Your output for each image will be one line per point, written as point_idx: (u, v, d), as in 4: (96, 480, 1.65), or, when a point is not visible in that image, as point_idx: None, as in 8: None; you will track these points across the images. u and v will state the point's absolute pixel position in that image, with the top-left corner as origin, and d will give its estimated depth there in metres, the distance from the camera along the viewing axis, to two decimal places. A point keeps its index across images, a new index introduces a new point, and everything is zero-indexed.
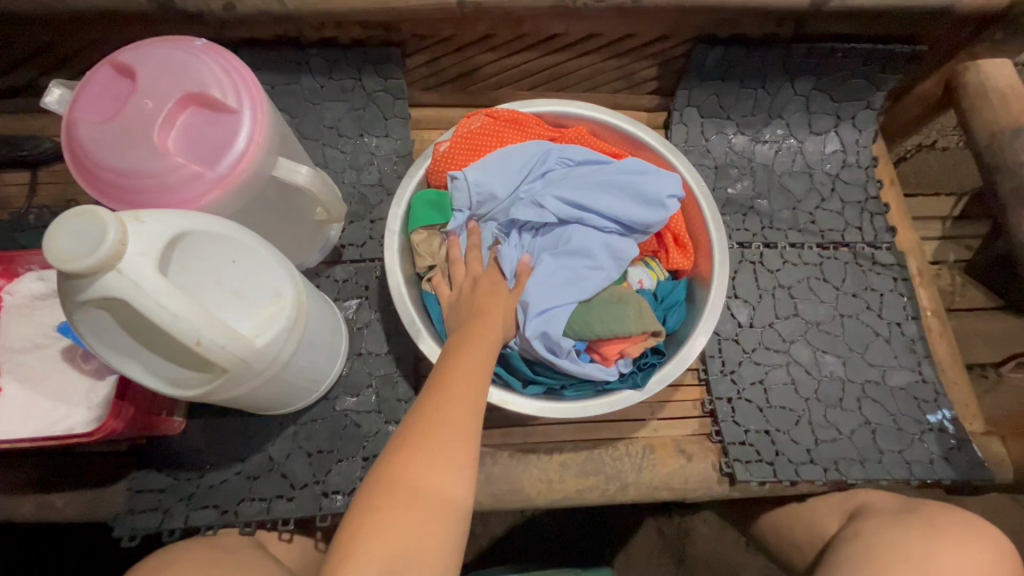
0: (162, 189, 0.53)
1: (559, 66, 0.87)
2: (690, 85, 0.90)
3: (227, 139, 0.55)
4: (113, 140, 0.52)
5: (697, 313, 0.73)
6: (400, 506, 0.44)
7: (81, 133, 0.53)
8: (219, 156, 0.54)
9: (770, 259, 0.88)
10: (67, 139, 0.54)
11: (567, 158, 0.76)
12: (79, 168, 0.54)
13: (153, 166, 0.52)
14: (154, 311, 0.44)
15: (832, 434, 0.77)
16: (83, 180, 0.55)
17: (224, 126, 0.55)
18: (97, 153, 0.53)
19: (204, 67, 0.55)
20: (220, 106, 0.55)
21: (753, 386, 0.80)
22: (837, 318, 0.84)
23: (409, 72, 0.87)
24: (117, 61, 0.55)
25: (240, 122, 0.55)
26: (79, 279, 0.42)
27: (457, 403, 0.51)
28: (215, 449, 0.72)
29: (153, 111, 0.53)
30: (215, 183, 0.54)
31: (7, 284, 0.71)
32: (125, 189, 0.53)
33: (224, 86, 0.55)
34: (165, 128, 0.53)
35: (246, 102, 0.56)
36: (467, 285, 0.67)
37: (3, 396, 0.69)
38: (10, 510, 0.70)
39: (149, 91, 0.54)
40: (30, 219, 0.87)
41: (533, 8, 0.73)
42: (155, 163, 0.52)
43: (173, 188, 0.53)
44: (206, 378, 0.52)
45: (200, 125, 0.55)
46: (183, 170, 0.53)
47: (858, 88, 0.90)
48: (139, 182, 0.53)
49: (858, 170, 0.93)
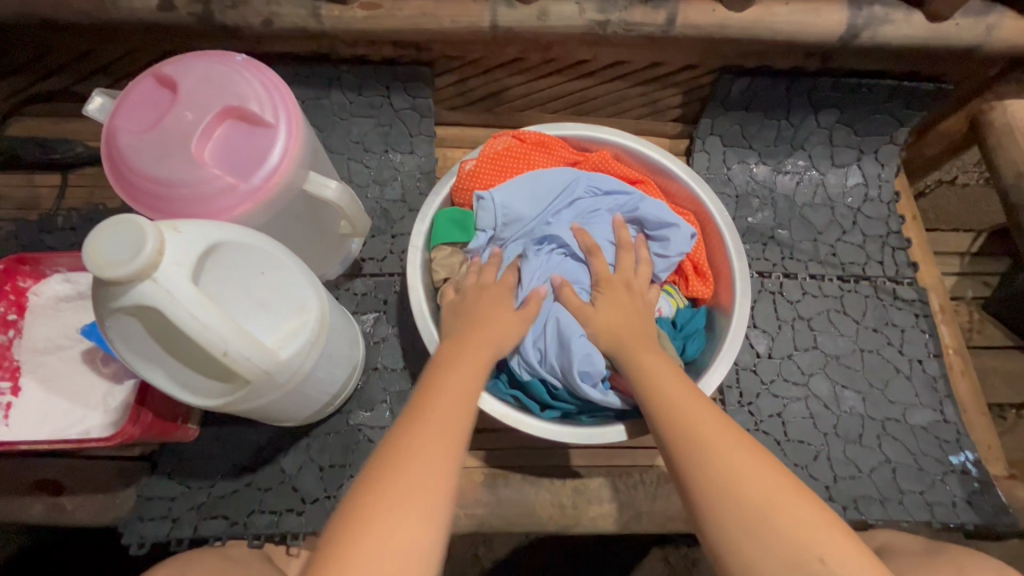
0: (196, 199, 0.54)
1: (585, 91, 0.89)
2: (713, 114, 0.90)
3: (261, 152, 0.56)
4: (152, 150, 0.54)
5: (717, 342, 0.73)
6: (386, 518, 0.42)
7: (120, 142, 0.54)
8: (252, 169, 0.55)
9: (790, 290, 0.87)
10: (106, 146, 0.56)
11: (595, 186, 0.78)
12: (116, 176, 0.55)
13: (189, 177, 0.53)
14: (185, 320, 0.44)
15: (851, 472, 0.76)
16: (120, 187, 0.56)
17: (259, 139, 0.56)
18: (135, 162, 0.54)
19: (243, 81, 0.56)
20: (257, 119, 0.56)
21: (771, 419, 0.79)
22: (857, 353, 0.83)
23: (437, 90, 0.89)
24: (159, 72, 0.57)
25: (275, 136, 0.56)
26: (113, 286, 0.43)
27: (448, 418, 0.49)
28: (228, 459, 0.72)
29: (192, 123, 0.54)
30: (248, 195, 0.55)
31: (33, 285, 0.71)
32: (160, 198, 0.54)
33: (262, 100, 0.56)
34: (202, 140, 0.54)
35: (282, 116, 0.57)
36: (474, 294, 0.67)
37: (21, 397, 0.69)
38: (18, 512, 0.69)
39: (189, 103, 0.55)
40: (57, 220, 0.88)
41: (563, 34, 0.74)
42: (193, 173, 0.53)
43: (208, 199, 0.54)
44: (229, 388, 0.52)
45: (236, 138, 0.56)
46: (218, 182, 0.54)
47: (880, 123, 0.91)
48: (174, 192, 0.54)
49: (880, 205, 0.93)
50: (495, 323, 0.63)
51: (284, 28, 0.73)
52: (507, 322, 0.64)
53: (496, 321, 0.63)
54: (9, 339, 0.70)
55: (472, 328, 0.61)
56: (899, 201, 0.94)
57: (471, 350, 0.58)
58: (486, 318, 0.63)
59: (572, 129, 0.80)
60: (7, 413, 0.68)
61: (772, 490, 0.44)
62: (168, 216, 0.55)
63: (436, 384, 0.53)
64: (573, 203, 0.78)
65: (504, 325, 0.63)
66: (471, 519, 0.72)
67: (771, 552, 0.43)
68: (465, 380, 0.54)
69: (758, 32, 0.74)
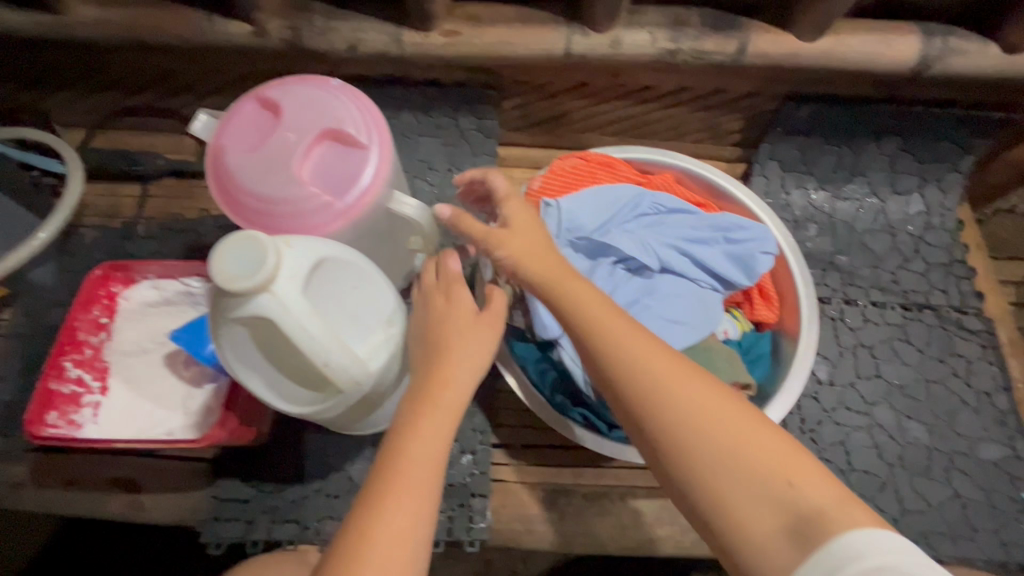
0: (296, 216, 0.57)
1: (646, 115, 0.90)
2: (774, 139, 0.90)
3: (355, 172, 0.58)
4: (257, 168, 0.57)
5: (784, 368, 0.73)
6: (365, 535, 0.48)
7: (228, 160, 0.58)
8: (347, 188, 0.58)
9: (851, 316, 0.86)
10: (212, 163, 0.59)
11: (660, 204, 0.77)
12: (221, 191, 0.59)
13: (290, 195, 0.57)
14: (296, 333, 0.47)
15: (920, 506, 0.75)
16: (224, 202, 0.59)
17: (353, 160, 0.59)
18: (241, 179, 0.57)
19: (340, 104, 0.59)
20: (352, 141, 0.59)
21: (835, 447, 0.78)
22: (921, 383, 0.82)
23: (501, 112, 0.91)
24: (261, 95, 0.60)
25: (369, 157, 0.59)
26: (233, 298, 0.46)
27: (412, 495, 0.49)
28: (298, 465, 0.74)
29: (294, 143, 0.57)
30: (342, 213, 0.58)
31: (124, 290, 0.76)
32: (262, 214, 0.58)
33: (357, 123, 0.59)
34: (302, 160, 0.58)
35: (375, 138, 0.60)
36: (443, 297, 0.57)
37: (108, 396, 0.72)
38: (103, 507, 0.73)
39: (292, 125, 0.58)
40: (139, 229, 0.92)
41: (634, 61, 0.76)
42: (294, 191, 0.57)
43: (306, 215, 0.57)
44: (320, 397, 0.54)
45: (332, 157, 0.59)
46: (317, 201, 0.57)
47: (945, 151, 0.90)
48: (276, 208, 0.57)
49: (943, 233, 0.92)
50: (466, 355, 0.54)
51: (366, 53, 0.77)
52: (480, 346, 0.54)
53: (461, 358, 0.54)
54: (100, 340, 0.74)
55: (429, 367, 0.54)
56: (962, 230, 0.93)
57: (435, 400, 0.52)
58: (445, 346, 0.54)
59: (637, 153, 0.82)
60: (95, 411, 0.71)
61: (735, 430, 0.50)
62: (269, 230, 0.58)
63: (400, 449, 0.51)
64: (637, 219, 0.77)
65: (473, 350, 0.54)
66: (532, 536, 0.73)
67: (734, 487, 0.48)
68: (432, 442, 0.51)
69: (829, 63, 0.75)
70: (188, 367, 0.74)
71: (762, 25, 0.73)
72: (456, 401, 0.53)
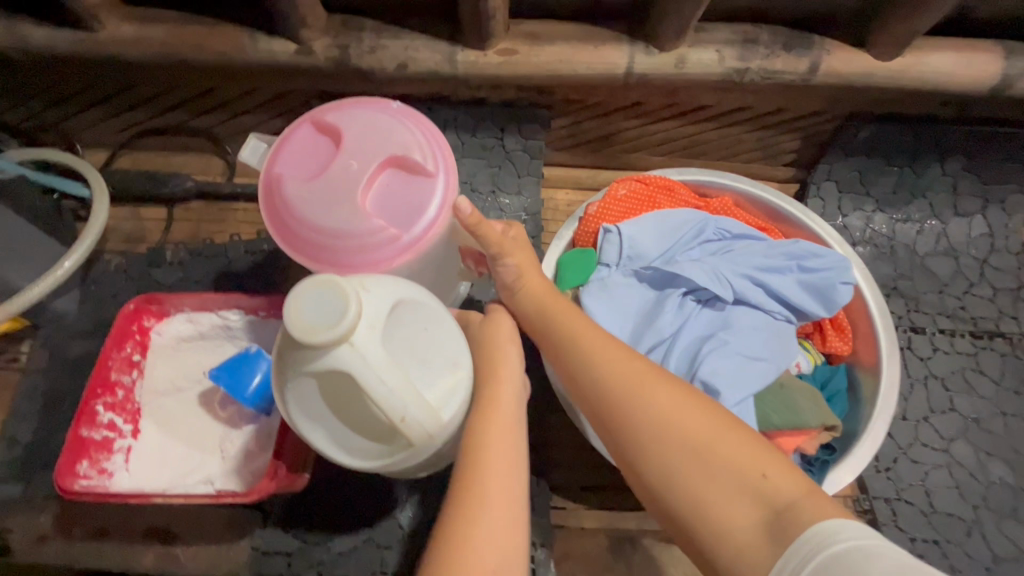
0: (358, 249, 0.53)
1: (698, 135, 0.87)
2: (833, 159, 0.87)
3: (421, 204, 0.54)
4: (317, 198, 0.52)
5: (867, 407, 0.68)
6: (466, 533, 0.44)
7: (286, 189, 0.53)
8: (413, 220, 0.54)
9: (920, 345, 0.82)
10: (267, 192, 0.55)
11: (724, 230, 0.74)
12: (277, 222, 0.55)
13: (353, 227, 0.52)
14: (375, 387, 0.42)
15: (1011, 551, 0.71)
16: (279, 234, 0.55)
17: (419, 190, 0.54)
18: (300, 210, 0.53)
19: (405, 130, 0.55)
20: (418, 169, 0.55)
21: (914, 487, 0.73)
22: (999, 417, 0.78)
23: (550, 132, 0.88)
24: (318, 119, 0.56)
25: (435, 188, 0.55)
26: (307, 350, 0.42)
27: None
28: (345, 513, 0.68)
29: (357, 171, 0.53)
30: (407, 246, 0.53)
31: (157, 324, 0.71)
32: (322, 247, 0.53)
33: (424, 148, 0.55)
34: (366, 189, 0.53)
35: (441, 167, 0.55)
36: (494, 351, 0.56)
37: (141, 440, 0.67)
38: (134, 561, 0.67)
39: (354, 151, 0.53)
40: (166, 254, 0.86)
41: (698, 80, 0.72)
42: (359, 223, 0.52)
43: (375, 253, 0.53)
44: (391, 453, 0.48)
45: (397, 186, 0.54)
46: (381, 234, 0.52)
47: (1011, 171, 0.86)
48: (337, 242, 0.53)
49: (1009, 256, 0.88)
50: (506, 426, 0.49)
51: (416, 72, 0.73)
52: (511, 417, 0.50)
53: (495, 430, 0.49)
54: (133, 380, 0.69)
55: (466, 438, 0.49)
56: None
57: (480, 483, 0.46)
58: (485, 413, 0.50)
59: (700, 178, 0.77)
60: (127, 457, 0.66)
61: (693, 412, 0.47)
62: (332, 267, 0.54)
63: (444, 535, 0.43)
64: (701, 246, 0.73)
65: (507, 418, 0.50)
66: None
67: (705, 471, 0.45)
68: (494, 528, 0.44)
69: (904, 82, 0.71)
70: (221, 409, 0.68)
71: (835, 43, 0.69)
72: (512, 432, 0.50)
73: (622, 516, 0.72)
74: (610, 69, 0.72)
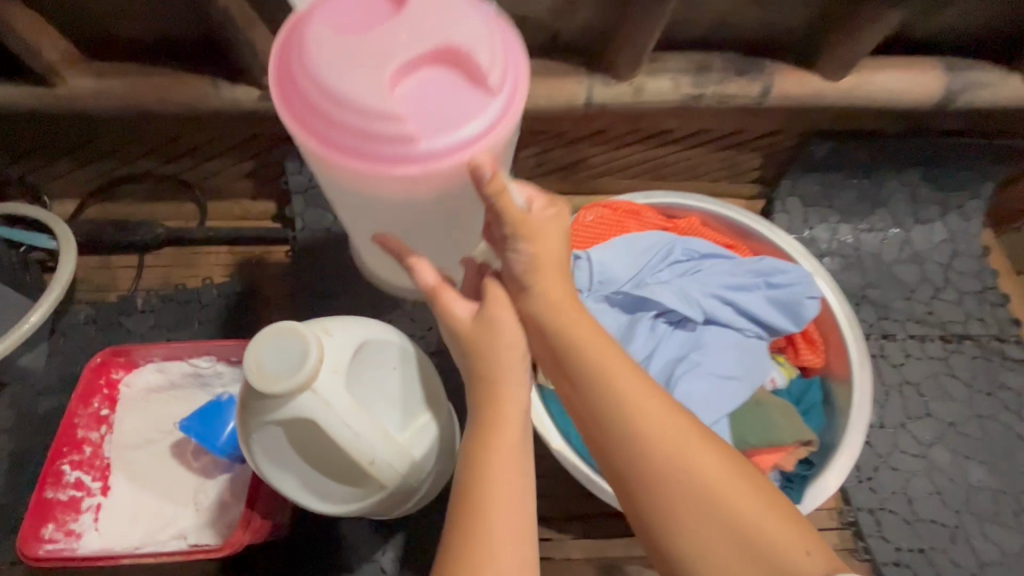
0: (363, 137, 0.43)
1: (664, 157, 0.89)
2: (796, 175, 0.89)
3: (462, 118, 0.43)
4: (341, 55, 0.41)
5: (840, 420, 0.69)
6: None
7: (310, 28, 0.43)
8: (442, 131, 0.43)
9: (892, 353, 0.83)
10: (292, 29, 0.45)
11: (692, 250, 0.75)
12: (285, 68, 0.45)
13: (369, 104, 0.41)
14: (341, 432, 0.42)
15: (993, 554, 0.72)
16: (288, 106, 0.45)
17: (467, 102, 0.43)
18: (316, 59, 0.42)
19: (478, 21, 0.43)
20: (479, 78, 0.43)
21: (895, 496, 0.74)
22: (974, 419, 0.79)
23: (519, 162, 0.89)
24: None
25: (487, 107, 0.44)
26: (266, 401, 0.41)
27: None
28: (323, 560, 0.67)
29: (401, 42, 0.41)
30: (422, 158, 0.44)
31: (126, 375, 0.69)
32: (324, 115, 0.43)
33: (495, 55, 0.44)
34: (404, 71, 0.42)
35: (505, 86, 0.45)
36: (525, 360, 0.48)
37: (110, 497, 0.65)
38: None
39: (410, 17, 0.42)
40: (136, 302, 0.85)
41: (658, 107, 0.75)
42: (379, 103, 0.41)
43: (400, 153, 0.43)
44: (362, 494, 0.49)
45: (443, 87, 0.43)
46: (396, 130, 0.42)
47: (966, 179, 0.89)
48: (341, 112, 0.42)
49: (970, 259, 0.90)
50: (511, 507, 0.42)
51: None
52: (521, 483, 0.43)
53: (496, 509, 0.42)
54: (101, 436, 0.67)
55: (462, 511, 0.42)
56: (989, 254, 0.92)
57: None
58: (487, 482, 0.43)
59: (668, 200, 0.78)
60: (96, 516, 0.64)
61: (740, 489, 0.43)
62: (351, 158, 0.44)
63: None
64: (671, 266, 0.74)
65: (509, 492, 0.42)
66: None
67: (746, 557, 0.42)
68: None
69: (853, 99, 0.74)
70: (196, 459, 0.67)
71: (785, 67, 0.72)
72: (521, 466, 0.44)
73: (609, 545, 0.72)
74: (572, 100, 0.74)
